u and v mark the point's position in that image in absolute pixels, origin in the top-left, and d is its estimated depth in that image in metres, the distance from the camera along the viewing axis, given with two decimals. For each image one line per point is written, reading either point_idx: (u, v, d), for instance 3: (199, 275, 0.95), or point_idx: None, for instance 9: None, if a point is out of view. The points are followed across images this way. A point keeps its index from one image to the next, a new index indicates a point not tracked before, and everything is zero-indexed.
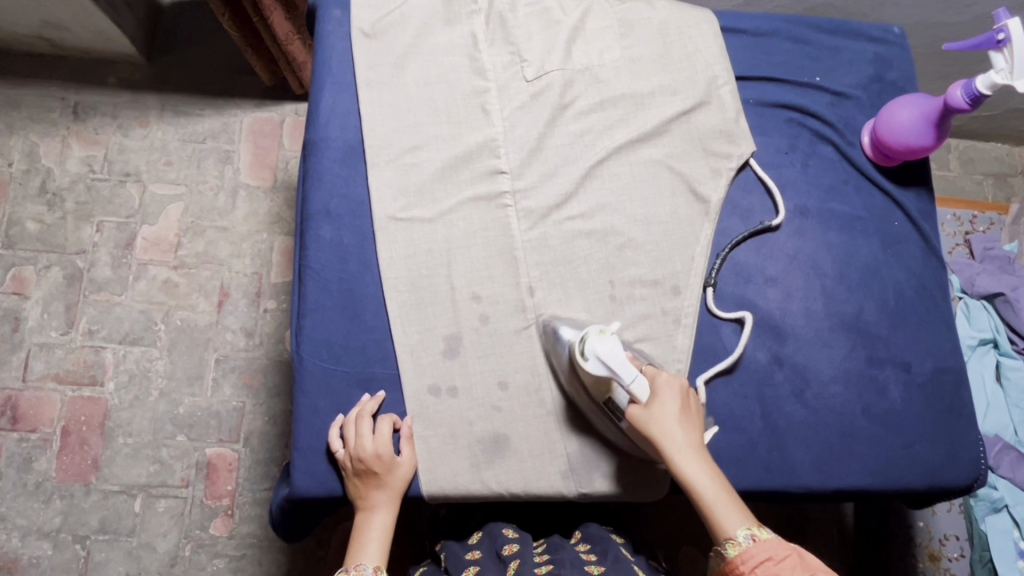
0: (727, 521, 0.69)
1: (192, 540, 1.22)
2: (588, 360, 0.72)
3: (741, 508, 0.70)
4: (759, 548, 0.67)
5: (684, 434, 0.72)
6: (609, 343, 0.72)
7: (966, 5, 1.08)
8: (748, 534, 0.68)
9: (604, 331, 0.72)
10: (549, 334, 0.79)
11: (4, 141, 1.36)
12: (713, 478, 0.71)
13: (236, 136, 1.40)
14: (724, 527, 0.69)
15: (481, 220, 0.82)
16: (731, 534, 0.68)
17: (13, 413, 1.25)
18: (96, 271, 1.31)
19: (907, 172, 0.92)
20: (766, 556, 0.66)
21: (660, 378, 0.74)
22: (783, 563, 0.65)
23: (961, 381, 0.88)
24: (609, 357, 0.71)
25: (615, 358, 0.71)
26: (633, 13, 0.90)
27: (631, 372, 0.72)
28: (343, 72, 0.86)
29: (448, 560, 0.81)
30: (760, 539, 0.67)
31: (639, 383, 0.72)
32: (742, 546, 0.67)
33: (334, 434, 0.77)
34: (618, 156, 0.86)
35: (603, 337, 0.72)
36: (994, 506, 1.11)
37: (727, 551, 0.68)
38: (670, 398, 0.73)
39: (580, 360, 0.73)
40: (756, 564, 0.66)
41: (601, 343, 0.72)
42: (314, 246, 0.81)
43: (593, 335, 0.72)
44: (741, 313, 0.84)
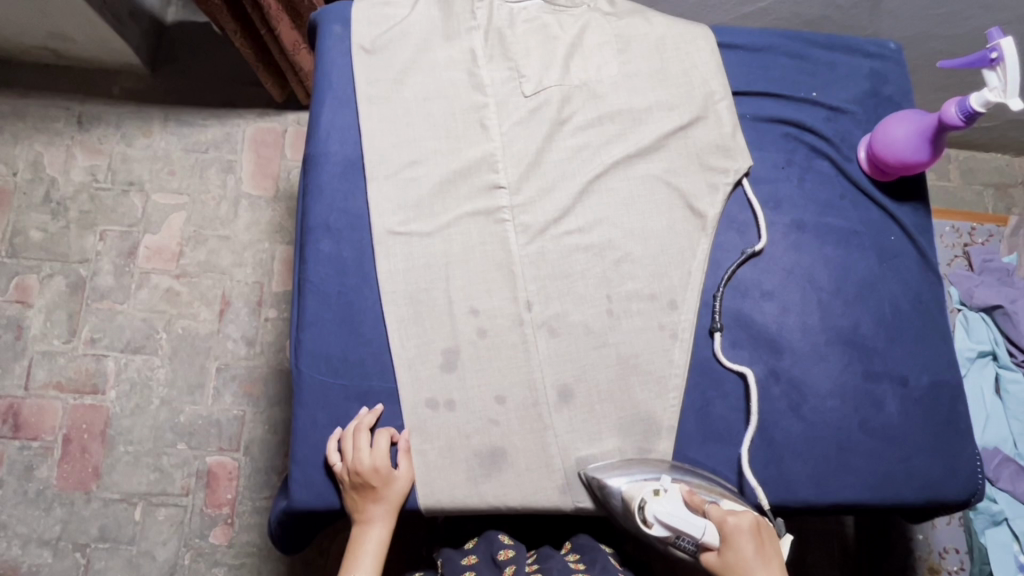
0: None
1: (191, 548, 1.22)
2: (651, 524, 0.72)
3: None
4: None
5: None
6: (665, 504, 0.71)
7: (963, 18, 1.09)
8: None
9: (659, 491, 0.73)
10: (595, 483, 0.77)
11: (9, 150, 1.37)
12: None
13: (238, 146, 1.41)
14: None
15: (479, 234, 0.83)
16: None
17: (15, 421, 1.26)
18: (99, 279, 1.32)
19: (904, 186, 0.92)
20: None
21: (727, 523, 0.67)
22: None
23: (958, 396, 0.88)
24: (668, 514, 0.70)
25: (671, 517, 0.70)
26: (630, 30, 0.91)
27: (699, 524, 0.69)
28: (343, 88, 0.87)
29: (443, 564, 0.81)
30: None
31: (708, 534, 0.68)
32: None
33: (333, 447, 0.77)
34: (615, 171, 0.86)
35: (655, 499, 0.72)
36: (994, 519, 1.11)
37: None
38: (742, 541, 0.66)
39: (648, 529, 0.73)
40: None
41: (657, 505, 0.72)
42: (314, 260, 0.82)
43: (649, 498, 0.72)
44: (743, 367, 0.83)
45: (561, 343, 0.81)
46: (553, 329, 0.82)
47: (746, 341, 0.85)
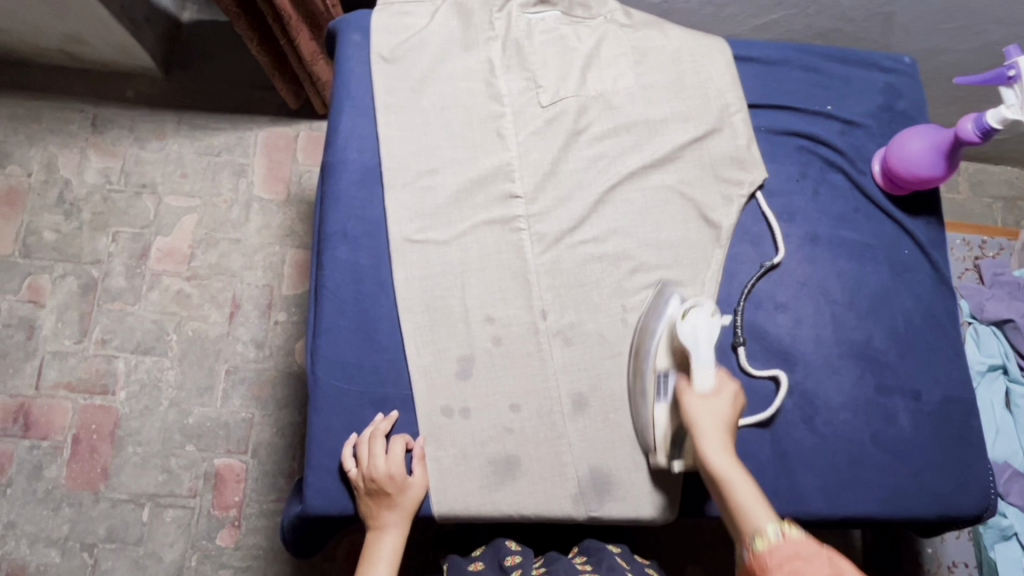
0: (758, 519, 0.66)
1: (198, 550, 1.23)
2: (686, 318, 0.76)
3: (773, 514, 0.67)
4: (786, 544, 0.62)
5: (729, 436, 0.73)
6: (709, 321, 0.75)
7: (976, 33, 1.09)
8: (776, 529, 0.64)
9: (714, 314, 0.76)
10: (662, 296, 0.82)
11: (23, 151, 1.38)
12: (751, 484, 0.69)
13: (251, 150, 1.42)
14: (755, 521, 0.66)
15: (495, 243, 0.83)
16: (760, 529, 0.65)
17: (25, 420, 1.27)
18: (111, 280, 1.33)
19: (918, 200, 0.93)
20: (794, 551, 0.62)
21: (730, 384, 0.75)
22: (812, 557, 0.61)
23: (971, 410, 0.89)
24: (703, 330, 0.74)
25: (707, 333, 0.74)
26: (646, 42, 0.92)
27: (710, 358, 0.75)
28: (362, 97, 0.88)
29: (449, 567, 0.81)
30: (789, 536, 0.63)
31: (709, 368, 0.74)
32: (769, 540, 0.64)
33: (348, 454, 0.77)
34: (631, 181, 0.87)
35: (708, 315, 0.75)
36: (1004, 534, 1.10)
37: (754, 543, 0.64)
38: (731, 402, 0.74)
39: (679, 320, 0.76)
40: (782, 559, 0.62)
41: (703, 319, 0.75)
42: (331, 267, 0.83)
43: (702, 309, 0.76)
44: (775, 371, 0.84)
45: (576, 352, 0.82)
46: (568, 337, 0.82)
47: (760, 353, 0.86)
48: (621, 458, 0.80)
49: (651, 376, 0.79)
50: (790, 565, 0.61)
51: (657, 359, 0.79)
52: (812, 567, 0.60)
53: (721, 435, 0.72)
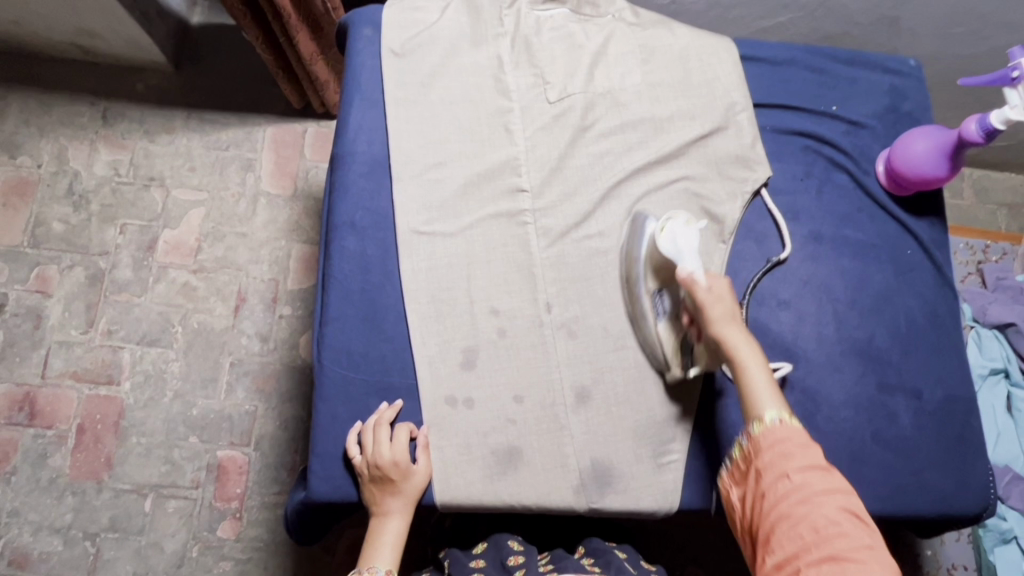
0: (762, 402, 0.70)
1: (200, 541, 1.23)
2: (664, 233, 0.76)
3: (781, 399, 0.71)
4: (782, 429, 0.68)
5: (738, 328, 0.74)
6: (688, 231, 0.76)
7: (982, 37, 1.10)
8: (776, 416, 0.69)
9: (692, 223, 0.76)
10: (637, 222, 0.84)
11: (34, 143, 1.40)
12: (763, 367, 0.72)
13: (259, 146, 1.43)
14: (758, 404, 0.70)
15: (501, 236, 0.84)
16: (761, 413, 0.69)
17: (31, 409, 1.28)
18: (118, 272, 1.35)
19: (921, 202, 0.93)
20: (787, 437, 0.67)
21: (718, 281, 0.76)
22: (803, 447, 0.66)
23: (972, 410, 0.89)
24: (683, 240, 0.75)
25: (687, 239, 0.76)
26: (654, 40, 0.93)
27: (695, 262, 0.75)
28: (372, 90, 0.89)
29: (451, 565, 0.81)
30: (786, 424, 0.68)
31: (699, 273, 0.75)
32: (768, 424, 0.68)
33: (352, 440, 0.78)
34: (637, 178, 0.88)
35: (684, 225, 0.76)
36: (1004, 537, 1.11)
37: (754, 429, 0.69)
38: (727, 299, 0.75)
39: (657, 235, 0.77)
40: (779, 440, 0.67)
41: (682, 229, 0.76)
42: (338, 256, 0.84)
43: (677, 221, 0.76)
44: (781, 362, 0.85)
45: (580, 346, 0.83)
46: (572, 330, 0.83)
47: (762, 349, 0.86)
48: (623, 450, 0.80)
49: (645, 296, 0.81)
50: (781, 448, 0.67)
51: (649, 276, 0.80)
52: (802, 453, 0.66)
53: (731, 327, 0.73)
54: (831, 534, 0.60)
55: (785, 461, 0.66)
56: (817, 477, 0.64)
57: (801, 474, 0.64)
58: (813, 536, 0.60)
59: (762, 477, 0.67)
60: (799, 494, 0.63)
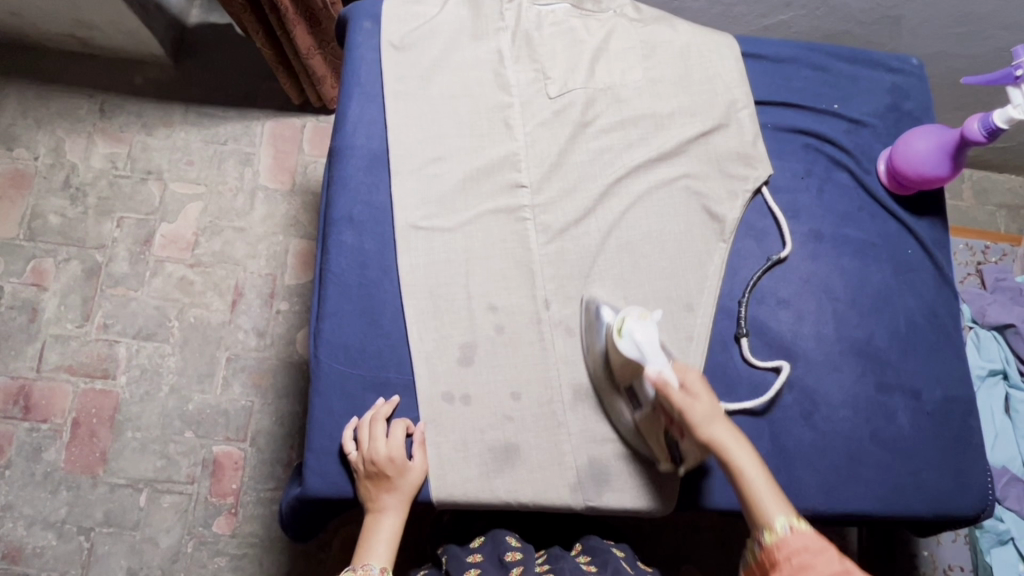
0: (767, 508, 0.71)
1: (195, 536, 1.23)
2: (622, 337, 0.74)
3: (783, 500, 0.71)
4: (795, 537, 0.67)
5: (721, 427, 0.73)
6: (647, 327, 0.74)
7: (984, 37, 1.10)
8: (786, 523, 0.69)
9: (646, 316, 0.75)
10: (590, 310, 0.81)
11: (31, 135, 1.39)
12: (758, 467, 0.73)
13: (257, 140, 1.42)
14: (765, 512, 0.70)
15: (501, 232, 0.84)
16: (770, 521, 0.70)
17: (26, 403, 1.27)
18: (114, 266, 1.34)
19: (922, 201, 0.93)
20: (802, 546, 0.67)
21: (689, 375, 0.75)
22: (820, 555, 0.66)
23: (971, 411, 0.89)
24: (642, 338, 0.73)
25: (649, 338, 0.73)
26: (655, 36, 0.92)
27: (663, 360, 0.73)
28: (371, 83, 0.88)
29: (448, 561, 0.81)
30: (798, 530, 0.68)
31: (668, 372, 0.72)
32: (779, 534, 0.68)
33: (348, 436, 0.78)
34: (637, 174, 0.87)
35: (643, 322, 0.74)
36: (1000, 538, 1.10)
37: (765, 538, 0.69)
38: (704, 397, 0.74)
39: (615, 338, 0.74)
40: (794, 552, 0.67)
41: (638, 325, 0.74)
42: (336, 251, 0.83)
43: (633, 317, 0.75)
44: (777, 362, 0.84)
45: (578, 343, 0.82)
46: (571, 328, 0.82)
47: (761, 348, 0.86)
48: (621, 449, 0.80)
49: (621, 395, 0.79)
50: (800, 560, 0.66)
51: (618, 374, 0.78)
52: (821, 564, 0.65)
53: (715, 427, 0.73)
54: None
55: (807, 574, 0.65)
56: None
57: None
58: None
59: None
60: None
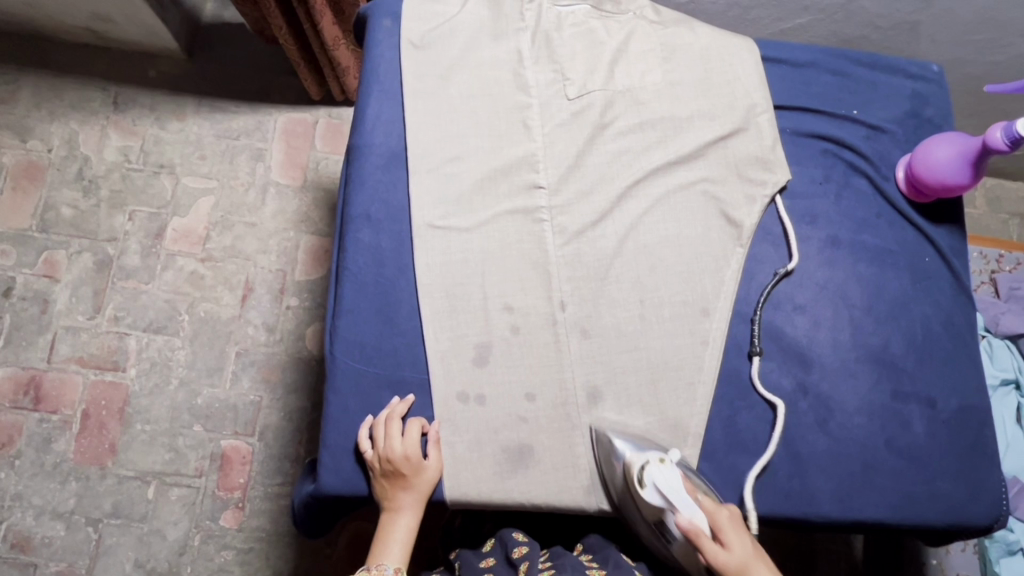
0: None
1: (202, 529, 1.23)
2: (645, 487, 0.72)
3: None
4: None
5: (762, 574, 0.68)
6: (667, 473, 0.73)
7: (1003, 45, 1.09)
8: None
9: (664, 460, 0.74)
10: (603, 442, 0.78)
11: (45, 127, 1.39)
12: None
13: (270, 135, 1.42)
14: None
15: (517, 232, 0.84)
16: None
17: (36, 393, 1.27)
18: (126, 259, 1.34)
19: (940, 209, 0.93)
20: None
21: (719, 515, 0.71)
22: None
23: (986, 421, 0.88)
24: (666, 487, 0.72)
25: (669, 486, 0.72)
26: (674, 39, 0.92)
27: (690, 507, 0.71)
28: (390, 81, 0.88)
29: (462, 567, 0.81)
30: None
31: (699, 519, 0.70)
32: None
33: (363, 435, 0.78)
34: (654, 177, 0.87)
35: (662, 467, 0.73)
36: (1010, 548, 1.07)
37: None
38: (738, 542, 0.69)
39: (639, 489, 0.73)
40: None
41: (659, 471, 0.73)
42: (354, 249, 0.83)
43: (653, 462, 0.73)
44: (775, 399, 0.83)
45: (593, 345, 0.82)
46: (586, 330, 0.82)
47: (776, 353, 0.86)
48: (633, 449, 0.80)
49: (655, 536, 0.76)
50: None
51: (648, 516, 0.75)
52: None
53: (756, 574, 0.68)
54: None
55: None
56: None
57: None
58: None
59: None
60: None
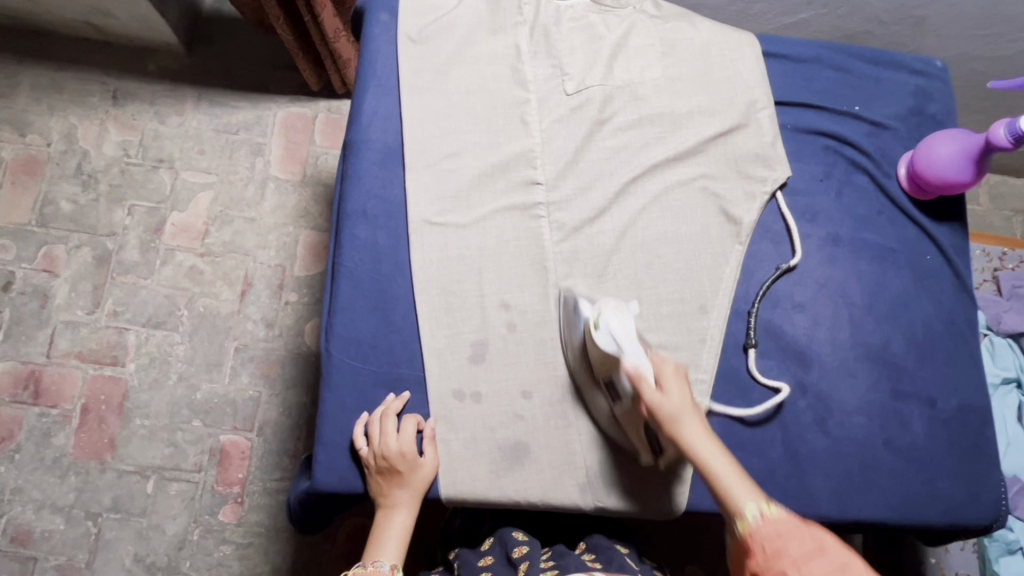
0: (742, 502, 0.66)
1: (201, 524, 1.23)
2: (598, 331, 0.72)
3: (752, 485, 0.68)
4: (767, 525, 0.64)
5: (695, 421, 0.71)
6: (622, 320, 0.72)
7: (1009, 40, 1.08)
8: (756, 510, 0.65)
9: (622, 308, 0.73)
10: (568, 303, 0.80)
11: (44, 121, 1.39)
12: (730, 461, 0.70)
13: (269, 130, 1.42)
14: (735, 501, 0.67)
15: (514, 229, 0.83)
16: (741, 510, 0.66)
17: (36, 388, 1.28)
18: (125, 253, 1.34)
19: (942, 206, 0.92)
20: (772, 532, 0.63)
21: (663, 367, 0.73)
22: (793, 540, 0.62)
23: (987, 420, 0.88)
24: (619, 332, 0.72)
25: (622, 331, 0.72)
26: (675, 33, 0.91)
27: (637, 352, 0.72)
28: (387, 76, 0.87)
29: (460, 565, 0.81)
30: (769, 516, 0.64)
31: (645, 366, 0.72)
32: (751, 523, 0.65)
33: (359, 432, 0.78)
34: (653, 174, 0.86)
35: (619, 315, 0.73)
36: (1010, 547, 1.09)
37: (737, 529, 0.66)
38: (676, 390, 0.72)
39: (592, 331, 0.73)
40: (763, 539, 0.63)
41: (614, 318, 0.72)
42: (349, 245, 0.83)
43: (610, 308, 0.73)
44: (780, 384, 0.83)
45: None
46: None
47: (775, 352, 0.85)
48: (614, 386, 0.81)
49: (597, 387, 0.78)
50: (773, 547, 0.62)
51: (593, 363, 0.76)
52: (796, 547, 0.61)
53: (688, 421, 0.71)
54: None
55: (780, 560, 0.61)
56: (816, 570, 0.59)
57: (798, 569, 0.60)
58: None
59: None
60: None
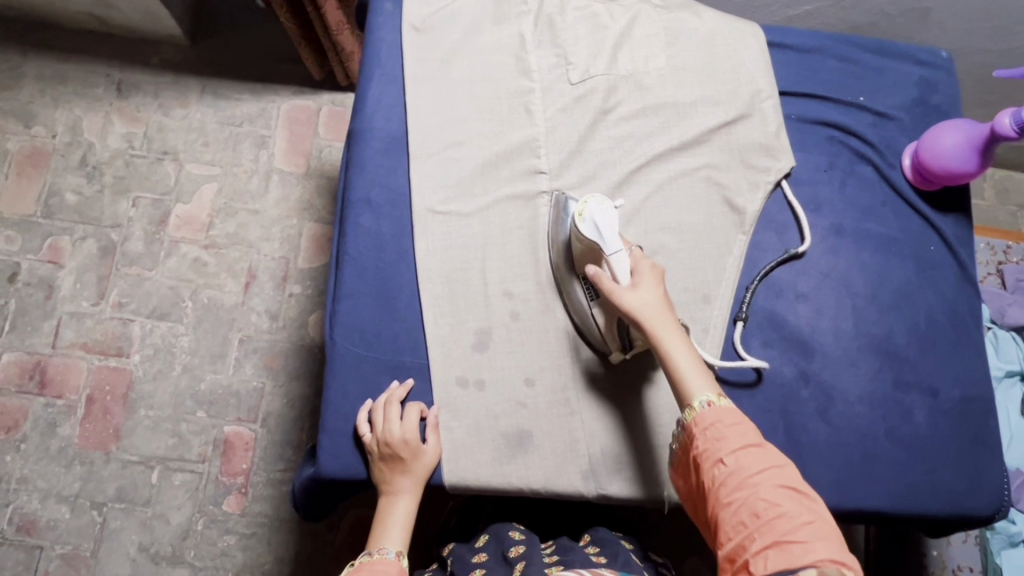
0: (694, 390, 0.71)
1: (205, 514, 1.24)
2: (582, 222, 0.75)
3: (709, 379, 0.72)
4: (712, 413, 0.69)
5: (665, 313, 0.73)
6: (606, 212, 0.75)
7: (1015, 32, 1.07)
8: (705, 401, 0.70)
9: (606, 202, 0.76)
10: (559, 204, 0.82)
11: (49, 113, 1.40)
12: (693, 355, 0.73)
13: (273, 122, 1.42)
14: (689, 390, 0.71)
15: (517, 217, 0.83)
16: (691, 398, 0.70)
17: (41, 378, 1.28)
18: (130, 245, 1.34)
19: (946, 197, 0.92)
20: (716, 420, 0.68)
21: (640, 262, 0.76)
22: (733, 428, 0.68)
23: (989, 411, 0.88)
24: (602, 223, 0.75)
25: (604, 222, 0.74)
26: (678, 23, 0.91)
27: (615, 244, 0.74)
28: (391, 65, 0.87)
29: (454, 563, 0.81)
30: (717, 406, 0.69)
31: (621, 258, 0.74)
32: (698, 410, 0.69)
33: (363, 418, 0.78)
34: (657, 163, 0.86)
35: (603, 207, 0.75)
36: (1012, 540, 1.09)
37: (685, 415, 0.70)
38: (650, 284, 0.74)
39: (576, 223, 0.76)
40: (707, 426, 0.68)
41: (598, 211, 0.75)
42: (354, 233, 0.83)
43: (596, 201, 0.76)
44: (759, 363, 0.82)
45: None
46: None
47: (777, 341, 0.85)
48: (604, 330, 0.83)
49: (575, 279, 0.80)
50: (715, 431, 0.68)
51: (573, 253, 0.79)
52: (734, 436, 0.67)
53: (658, 312, 0.73)
54: (771, 518, 0.62)
55: (719, 445, 0.67)
56: (750, 457, 0.66)
57: (734, 455, 0.66)
58: (755, 522, 0.62)
59: (701, 466, 0.68)
60: (733, 478, 0.65)
